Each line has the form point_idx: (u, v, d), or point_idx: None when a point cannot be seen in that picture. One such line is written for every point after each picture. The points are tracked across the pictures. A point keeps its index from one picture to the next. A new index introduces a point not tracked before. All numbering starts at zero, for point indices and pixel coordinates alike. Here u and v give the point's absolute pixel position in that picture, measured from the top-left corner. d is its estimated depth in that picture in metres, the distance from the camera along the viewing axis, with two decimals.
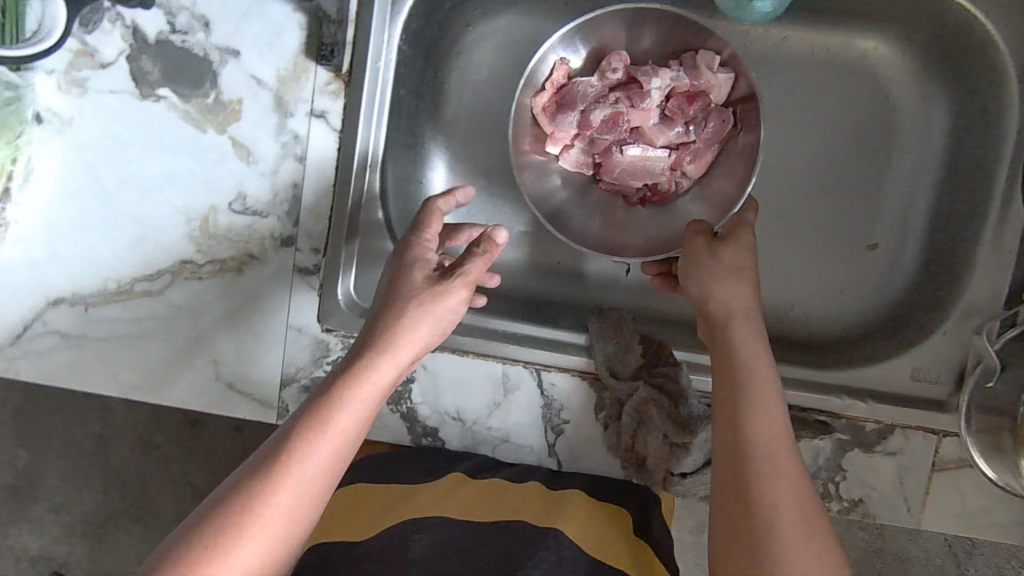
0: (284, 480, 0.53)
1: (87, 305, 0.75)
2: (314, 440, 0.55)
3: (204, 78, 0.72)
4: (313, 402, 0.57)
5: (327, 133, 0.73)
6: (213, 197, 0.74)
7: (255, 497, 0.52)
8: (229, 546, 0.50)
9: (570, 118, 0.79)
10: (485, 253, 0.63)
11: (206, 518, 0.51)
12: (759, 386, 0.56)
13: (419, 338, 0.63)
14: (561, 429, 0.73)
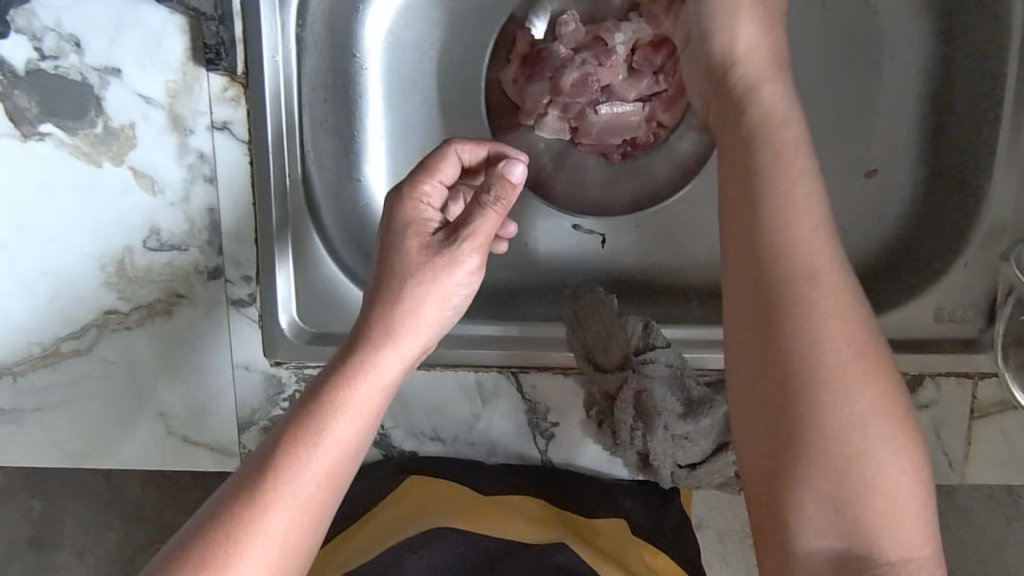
0: (274, 501, 0.43)
1: (14, 375, 0.68)
2: (308, 450, 0.45)
3: (87, 105, 0.63)
4: (296, 412, 0.46)
5: (233, 145, 0.64)
6: (125, 237, 0.66)
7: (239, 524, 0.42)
8: None
9: (538, 84, 0.69)
10: (498, 199, 0.53)
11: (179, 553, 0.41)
12: (795, 268, 0.40)
13: (424, 321, 0.53)
14: (551, 433, 0.66)
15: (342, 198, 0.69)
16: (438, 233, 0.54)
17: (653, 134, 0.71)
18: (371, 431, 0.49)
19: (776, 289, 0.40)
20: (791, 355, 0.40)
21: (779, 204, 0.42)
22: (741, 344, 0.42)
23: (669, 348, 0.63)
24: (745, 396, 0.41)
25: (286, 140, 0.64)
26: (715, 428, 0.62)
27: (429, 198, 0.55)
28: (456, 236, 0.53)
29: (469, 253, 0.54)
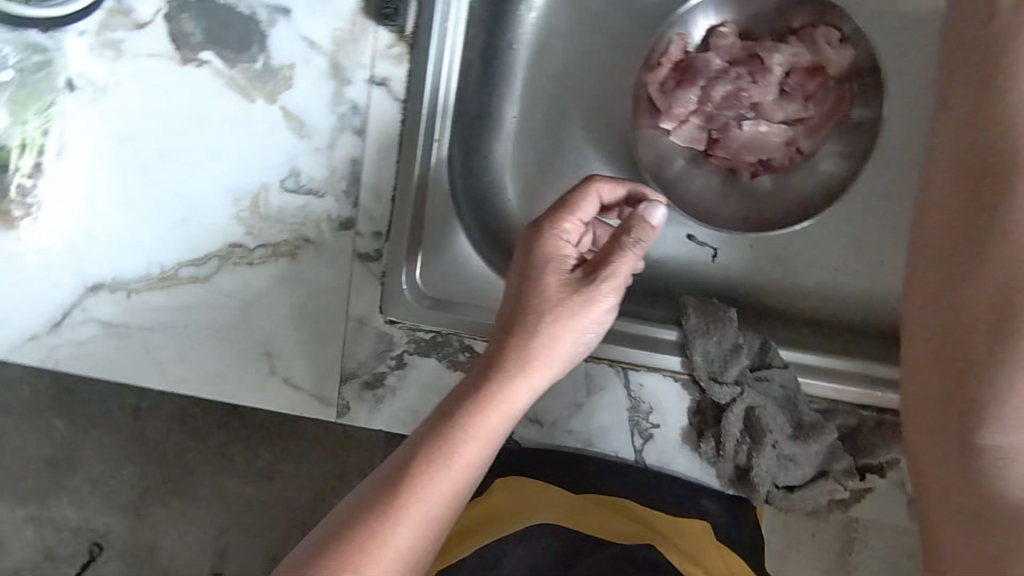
0: (404, 516, 0.47)
1: (128, 292, 0.68)
2: (438, 472, 0.49)
3: (251, 39, 0.64)
4: (431, 431, 0.51)
5: (388, 101, 0.64)
6: (264, 175, 0.66)
7: (372, 534, 0.46)
8: None
9: (688, 91, 0.68)
10: (638, 243, 0.56)
11: (319, 552, 0.46)
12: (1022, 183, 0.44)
13: (557, 357, 0.55)
14: (650, 434, 0.65)
15: (473, 173, 0.72)
16: (576, 270, 0.56)
17: (789, 160, 0.70)
18: (487, 462, 0.52)
19: (996, 218, 0.45)
20: (997, 270, 0.44)
21: (1020, 130, 0.45)
22: (960, 262, 0.46)
23: (788, 371, 0.63)
24: (953, 310, 0.46)
25: (438, 104, 0.66)
26: (821, 454, 0.63)
27: (568, 237, 0.56)
28: (594, 278, 0.55)
29: (607, 294, 0.56)
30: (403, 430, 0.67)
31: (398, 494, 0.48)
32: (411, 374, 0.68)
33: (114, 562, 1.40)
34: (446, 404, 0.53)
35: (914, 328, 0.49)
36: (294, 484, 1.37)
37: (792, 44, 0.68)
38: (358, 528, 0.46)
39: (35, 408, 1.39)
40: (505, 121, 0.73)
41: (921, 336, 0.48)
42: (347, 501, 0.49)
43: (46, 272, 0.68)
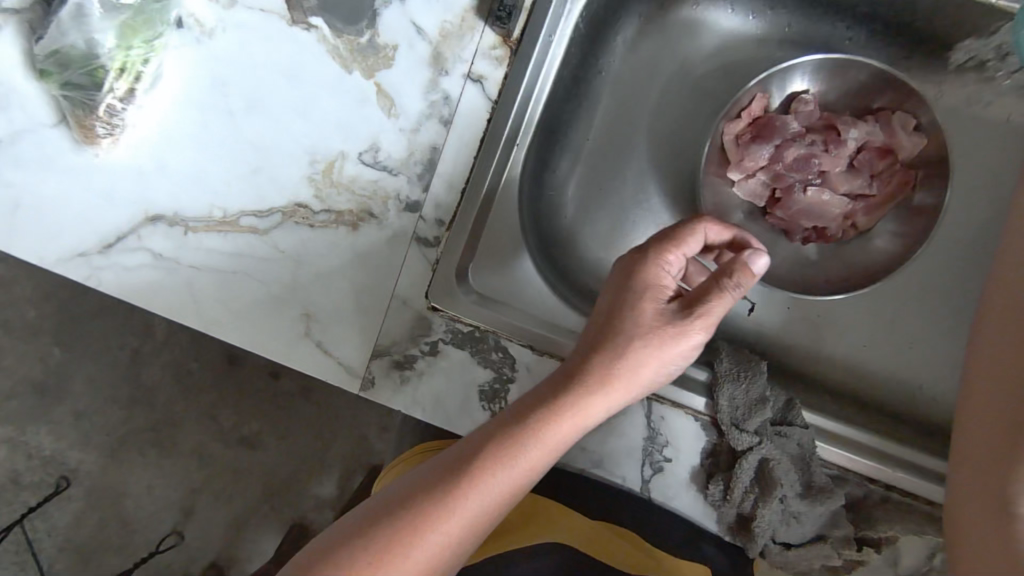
0: (460, 504, 0.52)
1: (186, 229, 0.70)
2: (500, 471, 0.53)
3: (363, 15, 0.67)
4: (502, 428, 0.55)
5: (479, 99, 0.67)
6: (344, 143, 0.68)
7: (429, 514, 0.51)
8: (390, 557, 0.49)
9: (763, 148, 0.72)
10: (734, 287, 0.57)
11: (381, 519, 0.51)
12: None
13: (638, 381, 0.58)
14: (661, 467, 0.66)
15: (540, 184, 0.75)
16: (672, 303, 0.59)
17: (843, 232, 0.74)
18: (548, 466, 0.56)
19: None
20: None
21: None
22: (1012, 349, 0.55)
23: (808, 432, 0.65)
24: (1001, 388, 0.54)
25: (526, 113, 0.69)
26: (824, 517, 0.64)
27: (671, 270, 0.59)
28: (690, 315, 0.58)
29: (697, 332, 0.58)
30: (422, 416, 0.69)
31: (461, 482, 0.53)
32: (441, 363, 0.69)
33: (77, 500, 1.39)
34: (521, 405, 0.57)
35: (976, 358, 0.57)
36: (273, 458, 1.37)
37: (869, 124, 0.72)
38: (419, 506, 0.52)
39: (39, 330, 1.40)
40: (580, 142, 0.77)
41: (980, 362, 0.56)
42: (417, 475, 0.55)
43: (111, 193, 0.70)
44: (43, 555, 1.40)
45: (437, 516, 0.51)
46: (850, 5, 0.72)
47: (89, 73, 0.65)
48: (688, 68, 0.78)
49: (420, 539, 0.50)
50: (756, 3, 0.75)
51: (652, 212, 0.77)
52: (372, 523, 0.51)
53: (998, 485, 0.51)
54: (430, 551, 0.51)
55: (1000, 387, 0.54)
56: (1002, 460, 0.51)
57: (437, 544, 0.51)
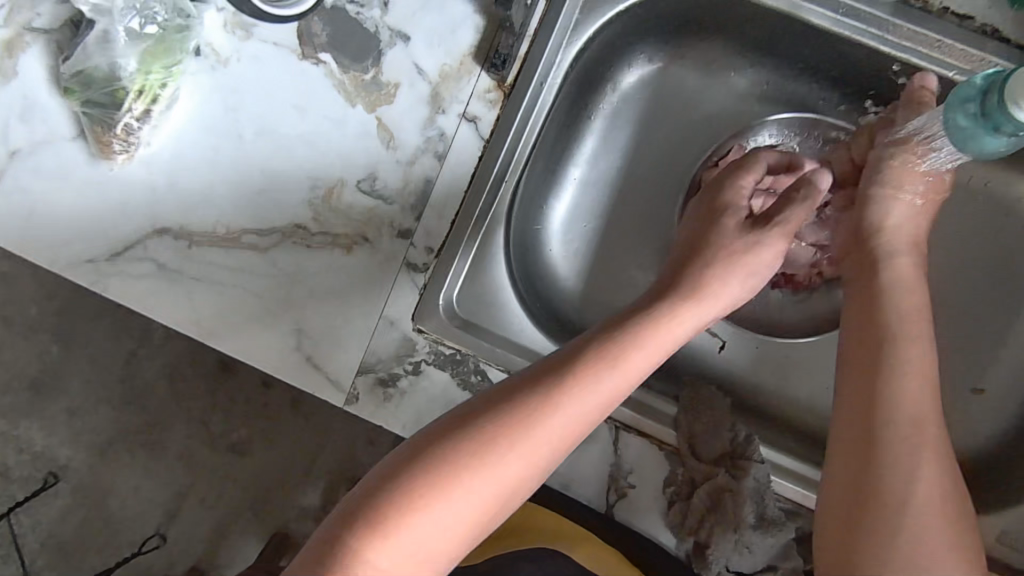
0: (564, 398, 0.55)
1: (191, 243, 0.74)
2: (600, 372, 0.57)
3: (368, 53, 0.72)
4: (597, 337, 0.59)
5: (473, 138, 0.71)
6: (344, 172, 0.73)
7: (537, 404, 0.55)
8: (501, 437, 0.53)
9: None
10: (807, 198, 0.66)
11: (488, 411, 0.55)
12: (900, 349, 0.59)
13: (723, 294, 0.65)
14: (624, 492, 0.70)
15: (528, 220, 0.79)
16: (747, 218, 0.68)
17: (810, 279, 0.80)
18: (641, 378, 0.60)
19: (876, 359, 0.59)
20: (892, 403, 0.57)
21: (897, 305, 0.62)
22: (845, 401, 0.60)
23: (763, 465, 0.69)
24: (847, 432, 0.58)
25: (515, 153, 0.72)
26: (775, 549, 0.67)
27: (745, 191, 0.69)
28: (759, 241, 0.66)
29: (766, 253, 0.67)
30: (401, 431, 0.73)
31: (564, 379, 0.56)
32: (423, 383, 0.73)
33: (65, 496, 1.43)
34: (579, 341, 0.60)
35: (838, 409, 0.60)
36: (260, 465, 1.41)
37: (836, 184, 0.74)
38: (490, 426, 0.54)
39: (37, 327, 1.43)
40: (568, 181, 0.82)
41: (837, 436, 0.59)
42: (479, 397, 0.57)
43: (122, 205, 0.74)
44: (27, 549, 1.43)
45: (509, 435, 0.54)
46: (824, 69, 0.77)
47: (111, 92, 0.70)
48: (672, 118, 0.83)
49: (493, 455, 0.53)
50: (738, 61, 0.80)
51: (634, 250, 0.83)
52: (441, 439, 0.54)
53: (874, 554, 0.52)
54: (502, 468, 0.53)
55: (857, 454, 0.56)
56: (887, 524, 0.53)
57: (509, 463, 0.53)
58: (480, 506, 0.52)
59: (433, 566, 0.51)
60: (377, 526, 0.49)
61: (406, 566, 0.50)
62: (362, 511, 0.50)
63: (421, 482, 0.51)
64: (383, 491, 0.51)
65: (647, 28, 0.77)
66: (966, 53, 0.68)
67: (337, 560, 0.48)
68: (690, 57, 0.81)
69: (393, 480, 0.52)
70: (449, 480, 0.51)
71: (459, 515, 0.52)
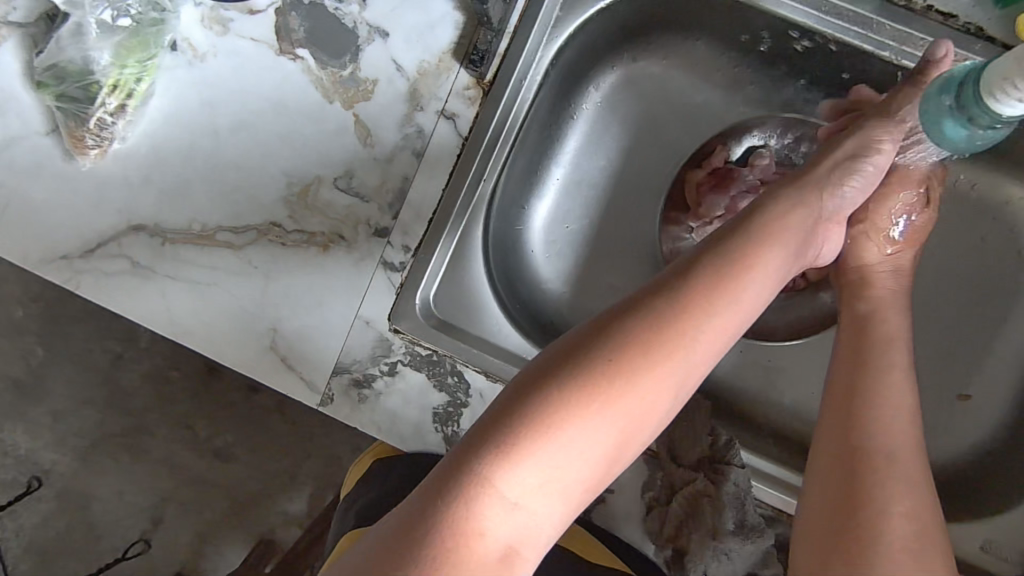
0: (700, 309, 0.50)
1: (165, 240, 0.73)
2: (731, 284, 0.52)
3: (346, 49, 0.71)
4: (717, 247, 0.54)
5: (451, 136, 0.70)
6: (321, 169, 0.72)
7: (674, 317, 0.49)
8: (644, 352, 0.47)
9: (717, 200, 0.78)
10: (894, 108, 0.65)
11: (621, 324, 0.48)
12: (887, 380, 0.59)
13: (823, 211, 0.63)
14: (602, 497, 0.69)
15: (510, 220, 0.78)
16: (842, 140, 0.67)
17: (796, 282, 0.78)
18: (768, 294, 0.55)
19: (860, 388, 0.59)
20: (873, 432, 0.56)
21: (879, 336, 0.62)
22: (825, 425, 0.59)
23: (743, 470, 0.68)
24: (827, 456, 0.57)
25: (494, 151, 0.71)
26: (754, 557, 0.66)
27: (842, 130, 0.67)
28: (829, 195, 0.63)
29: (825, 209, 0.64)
30: (377, 433, 0.72)
31: (695, 291, 0.51)
32: (399, 384, 0.72)
33: (48, 501, 1.41)
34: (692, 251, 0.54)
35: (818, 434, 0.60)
36: (244, 471, 1.39)
37: None
38: (622, 341, 0.47)
39: (19, 331, 1.41)
40: (551, 181, 0.81)
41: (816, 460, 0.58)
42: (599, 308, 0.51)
43: (96, 201, 0.73)
44: (9, 554, 1.42)
45: (645, 350, 0.47)
46: (809, 70, 0.76)
47: (85, 87, 0.69)
48: (657, 119, 0.82)
49: (632, 374, 0.47)
50: (722, 61, 0.79)
51: (616, 251, 0.82)
52: (571, 356, 0.47)
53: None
54: (642, 388, 0.47)
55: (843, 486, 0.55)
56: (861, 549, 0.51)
57: (648, 382, 0.47)
58: (622, 429, 0.47)
59: (574, 494, 0.46)
60: (510, 452, 0.44)
61: (543, 495, 0.45)
62: (490, 436, 0.45)
63: (556, 403, 0.45)
64: (512, 415, 0.45)
65: (629, 28, 0.76)
66: (949, 53, 0.67)
67: (467, 489, 0.43)
68: (675, 57, 0.80)
69: (529, 399, 0.45)
70: (588, 401, 0.45)
71: (599, 439, 0.46)
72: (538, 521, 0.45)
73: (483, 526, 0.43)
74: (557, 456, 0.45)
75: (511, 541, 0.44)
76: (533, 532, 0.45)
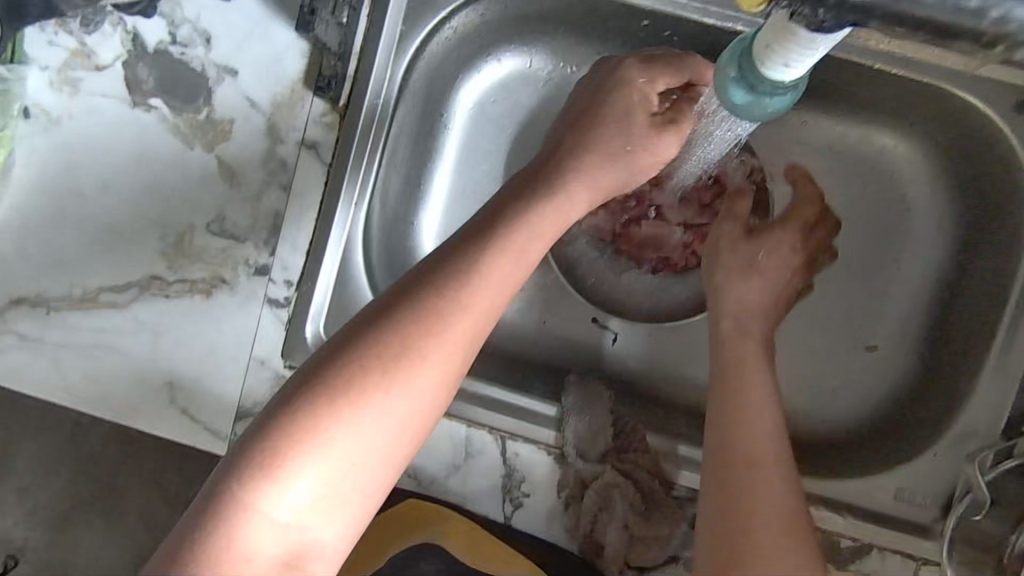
0: (450, 294, 0.52)
1: (49, 309, 0.72)
2: (483, 268, 0.54)
3: (198, 93, 0.70)
4: (471, 234, 0.56)
5: (316, 163, 0.70)
6: (192, 216, 0.71)
7: (427, 307, 0.52)
8: (404, 350, 0.50)
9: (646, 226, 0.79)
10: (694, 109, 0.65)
11: (378, 322, 0.51)
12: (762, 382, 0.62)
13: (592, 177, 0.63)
14: (520, 502, 0.68)
15: (396, 237, 0.78)
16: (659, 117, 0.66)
17: (686, 260, 0.80)
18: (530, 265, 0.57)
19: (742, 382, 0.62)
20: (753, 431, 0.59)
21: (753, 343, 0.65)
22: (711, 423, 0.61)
23: (649, 454, 0.69)
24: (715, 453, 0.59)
25: (359, 174, 0.71)
26: (673, 539, 0.66)
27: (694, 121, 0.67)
28: (615, 160, 0.64)
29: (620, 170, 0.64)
30: None
31: (446, 277, 0.53)
32: None
33: None
34: (464, 231, 0.56)
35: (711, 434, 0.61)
36: None
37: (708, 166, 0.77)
38: (382, 343, 0.50)
39: None
40: (435, 192, 0.81)
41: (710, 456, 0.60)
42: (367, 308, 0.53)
43: None
44: None
45: (409, 344, 0.50)
46: None
47: None
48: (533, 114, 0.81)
49: (395, 373, 0.50)
50: (585, 51, 0.79)
51: None
52: (331, 362, 0.50)
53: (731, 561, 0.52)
54: (407, 389, 0.50)
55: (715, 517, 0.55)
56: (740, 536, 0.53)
57: (414, 376, 0.50)
58: (390, 426, 0.49)
59: (354, 496, 0.49)
60: (273, 470, 0.46)
61: (316, 504, 0.47)
62: (249, 455, 0.47)
63: (313, 411, 0.48)
64: (271, 429, 0.47)
65: (484, 32, 0.76)
66: None
67: (230, 508, 0.46)
68: (539, 53, 0.80)
69: (287, 410, 0.48)
70: (344, 403, 0.48)
71: (366, 440, 0.48)
72: (314, 533, 0.48)
73: (248, 544, 0.46)
74: (320, 462, 0.47)
75: (285, 555, 0.47)
76: (313, 540, 0.48)
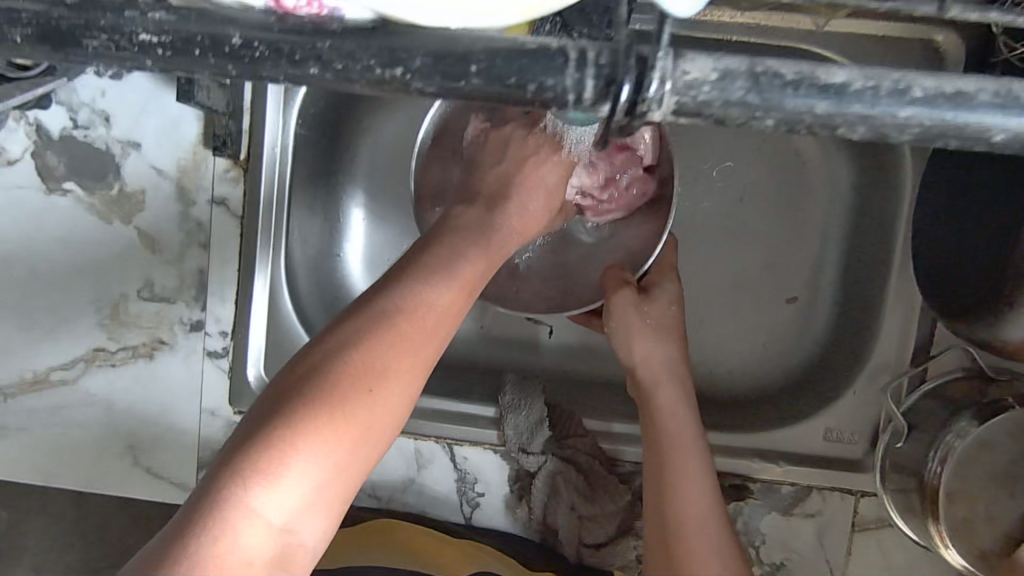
0: (421, 308, 0.54)
1: (6, 396, 0.75)
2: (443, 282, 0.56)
3: (107, 170, 0.73)
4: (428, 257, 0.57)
5: (229, 218, 0.74)
6: (122, 286, 0.75)
7: (403, 319, 0.53)
8: (388, 360, 0.51)
9: None
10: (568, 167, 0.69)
11: (360, 334, 0.51)
12: (678, 416, 0.68)
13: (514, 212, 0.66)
14: (477, 502, 0.73)
15: (323, 270, 0.81)
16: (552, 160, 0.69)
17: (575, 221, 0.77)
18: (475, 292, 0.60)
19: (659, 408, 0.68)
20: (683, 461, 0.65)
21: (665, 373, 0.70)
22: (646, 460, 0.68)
23: (587, 437, 0.72)
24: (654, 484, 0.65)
25: (270, 216, 0.74)
26: (620, 512, 0.71)
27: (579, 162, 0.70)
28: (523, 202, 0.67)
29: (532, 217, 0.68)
30: None
31: (416, 290, 0.54)
32: None
33: None
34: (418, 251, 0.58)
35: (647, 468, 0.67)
36: None
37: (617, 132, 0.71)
38: (367, 358, 0.50)
39: None
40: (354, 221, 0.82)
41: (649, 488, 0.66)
42: (346, 309, 0.54)
43: None
44: None
45: (393, 355, 0.51)
46: None
47: None
48: None
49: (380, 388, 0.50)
50: None
51: None
52: (313, 372, 0.49)
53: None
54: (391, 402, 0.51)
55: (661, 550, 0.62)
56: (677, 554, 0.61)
57: (396, 387, 0.51)
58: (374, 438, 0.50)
59: (338, 503, 0.48)
60: (269, 472, 0.45)
61: (309, 510, 0.47)
62: (237, 462, 0.45)
63: (306, 420, 0.47)
64: (264, 436, 0.46)
65: None
66: None
67: (223, 512, 0.44)
68: None
69: (279, 419, 0.47)
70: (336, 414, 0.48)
71: (352, 452, 0.49)
72: (303, 537, 0.47)
73: (241, 548, 0.44)
74: (311, 471, 0.46)
75: (274, 555, 0.46)
76: (301, 545, 0.47)
